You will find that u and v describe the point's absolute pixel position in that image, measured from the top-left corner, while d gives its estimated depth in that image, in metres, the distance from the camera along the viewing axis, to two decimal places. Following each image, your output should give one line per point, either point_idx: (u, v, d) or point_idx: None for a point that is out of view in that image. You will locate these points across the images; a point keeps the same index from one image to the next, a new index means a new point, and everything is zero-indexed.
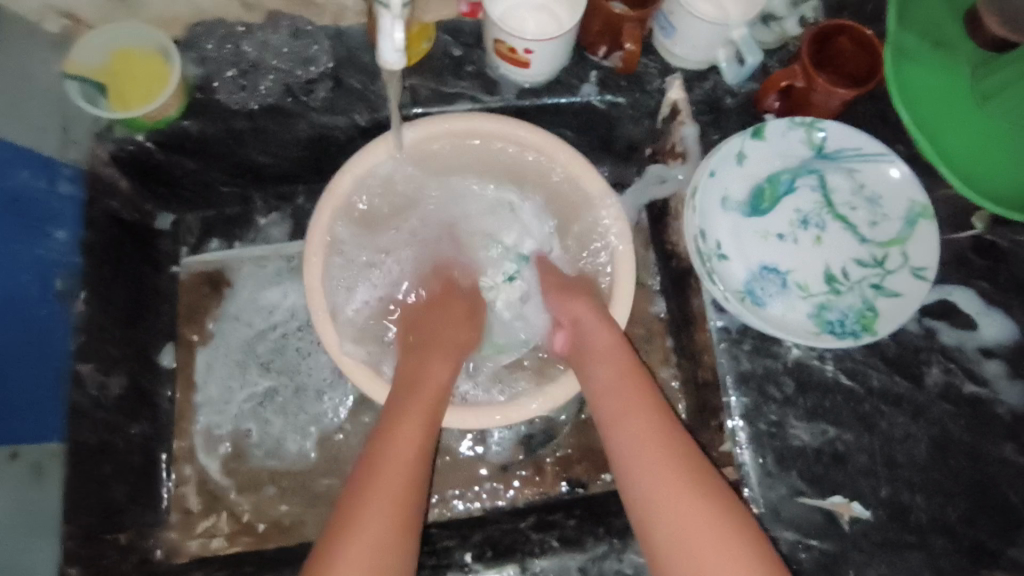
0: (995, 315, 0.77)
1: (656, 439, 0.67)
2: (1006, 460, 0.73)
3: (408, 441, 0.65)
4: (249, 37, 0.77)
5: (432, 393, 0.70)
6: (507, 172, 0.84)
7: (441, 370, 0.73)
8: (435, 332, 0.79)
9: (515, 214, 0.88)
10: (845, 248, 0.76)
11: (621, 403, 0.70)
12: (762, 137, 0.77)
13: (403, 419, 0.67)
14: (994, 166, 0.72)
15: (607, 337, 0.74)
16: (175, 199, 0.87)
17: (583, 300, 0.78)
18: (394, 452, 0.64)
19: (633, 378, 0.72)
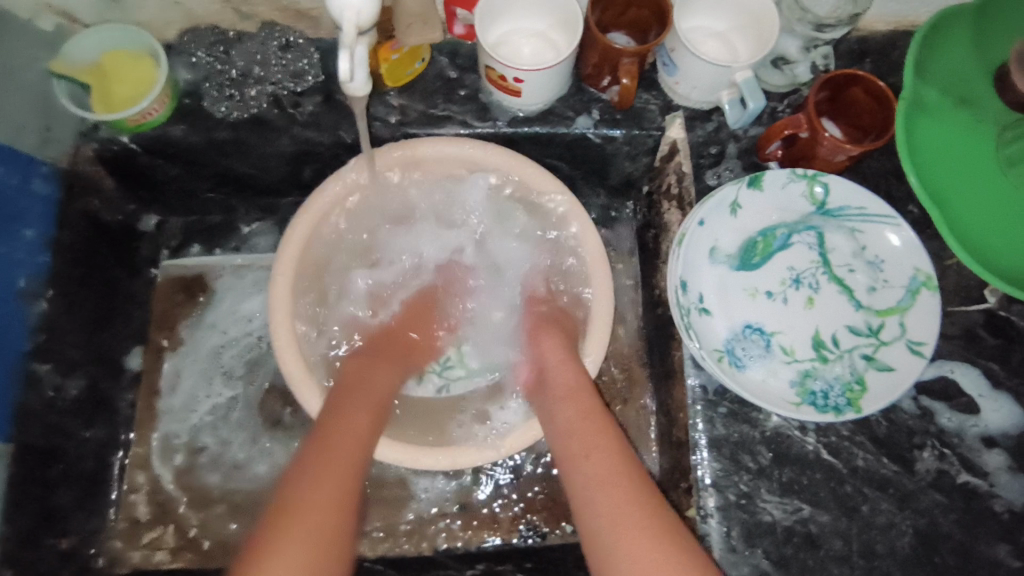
0: (1001, 400, 0.71)
1: (618, 479, 0.61)
2: (1000, 562, 0.67)
3: (353, 438, 0.59)
4: (239, 45, 0.76)
5: (376, 389, 0.67)
6: (491, 200, 0.81)
7: (385, 375, 0.70)
8: (378, 346, 0.75)
9: (500, 243, 0.85)
10: (837, 314, 0.71)
11: (581, 440, 0.64)
12: (759, 188, 0.72)
13: (343, 416, 0.61)
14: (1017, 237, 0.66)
15: (575, 377, 0.70)
16: (159, 202, 0.87)
17: (550, 340, 0.75)
18: (339, 446, 0.58)
19: (597, 416, 0.67)
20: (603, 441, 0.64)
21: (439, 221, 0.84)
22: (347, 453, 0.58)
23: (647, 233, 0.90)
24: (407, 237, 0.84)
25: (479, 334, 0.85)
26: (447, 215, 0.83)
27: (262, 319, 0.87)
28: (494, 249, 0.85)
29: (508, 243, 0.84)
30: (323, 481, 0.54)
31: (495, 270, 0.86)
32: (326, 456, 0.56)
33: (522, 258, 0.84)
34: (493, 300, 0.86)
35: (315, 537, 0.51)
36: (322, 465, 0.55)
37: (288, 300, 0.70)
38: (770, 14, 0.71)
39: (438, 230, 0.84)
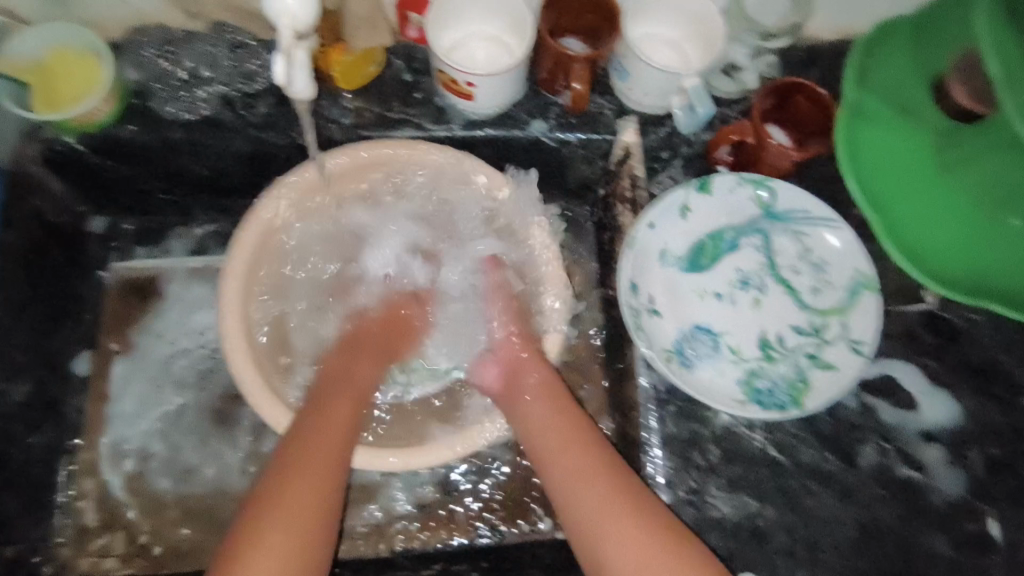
0: (939, 396, 0.74)
1: (602, 472, 0.63)
2: (936, 553, 0.69)
3: (338, 422, 0.66)
4: (187, 48, 0.76)
5: (360, 380, 0.72)
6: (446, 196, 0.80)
7: (370, 368, 0.74)
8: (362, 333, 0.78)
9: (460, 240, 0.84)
10: (782, 314, 0.73)
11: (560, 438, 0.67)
12: (708, 192, 0.74)
13: (330, 402, 0.67)
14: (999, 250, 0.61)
15: (546, 376, 0.72)
16: (109, 201, 0.85)
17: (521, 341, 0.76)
18: (321, 432, 0.64)
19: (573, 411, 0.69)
20: (578, 439, 0.66)
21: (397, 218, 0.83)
22: (329, 433, 0.64)
23: (604, 235, 0.91)
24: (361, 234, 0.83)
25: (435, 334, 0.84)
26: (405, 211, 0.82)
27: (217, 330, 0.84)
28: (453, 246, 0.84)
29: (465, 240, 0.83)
30: (307, 458, 0.61)
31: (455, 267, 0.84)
32: (313, 437, 0.63)
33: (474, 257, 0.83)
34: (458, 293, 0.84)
35: (298, 519, 0.57)
36: (295, 462, 0.61)
37: (239, 302, 0.70)
38: (716, 20, 0.73)
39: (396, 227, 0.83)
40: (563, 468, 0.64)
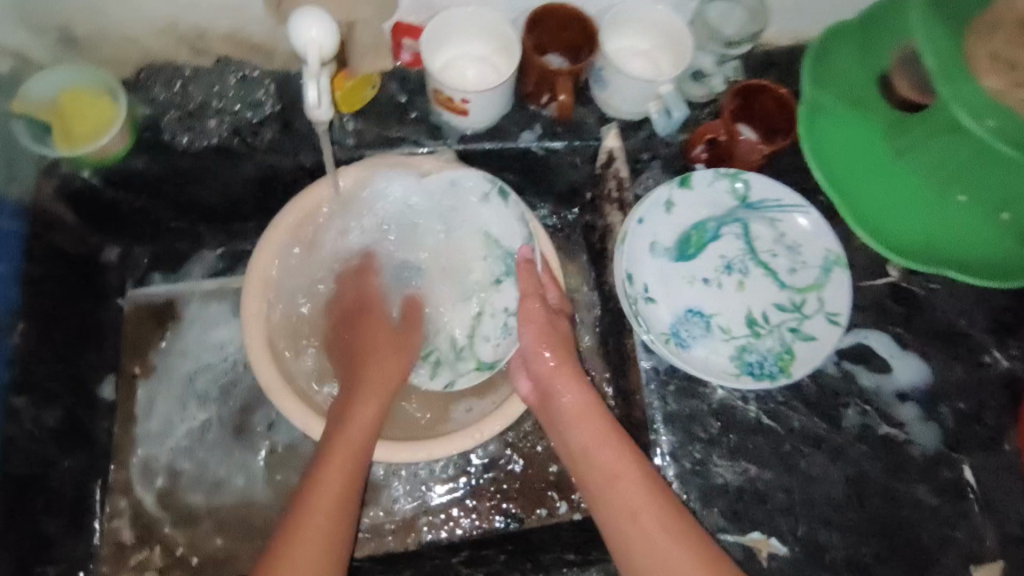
0: (909, 359, 0.81)
1: (650, 513, 0.65)
2: (919, 501, 0.76)
3: (333, 486, 0.66)
4: (196, 80, 0.81)
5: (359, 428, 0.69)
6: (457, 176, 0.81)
7: (367, 408, 0.71)
8: (362, 361, 0.75)
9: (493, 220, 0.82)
10: (765, 294, 0.80)
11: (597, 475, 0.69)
12: (689, 187, 0.81)
13: (321, 467, 0.66)
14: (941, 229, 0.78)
15: (586, 402, 0.75)
16: (123, 232, 0.89)
17: (551, 354, 0.76)
18: (315, 504, 0.64)
19: (613, 438, 0.71)
20: (625, 472, 0.68)
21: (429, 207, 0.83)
22: (325, 505, 0.64)
23: (594, 234, 0.98)
24: (410, 222, 0.83)
25: (485, 317, 0.83)
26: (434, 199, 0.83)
27: (234, 344, 0.89)
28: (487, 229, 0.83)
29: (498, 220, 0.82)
30: (307, 534, 0.63)
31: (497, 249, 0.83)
32: (310, 509, 0.64)
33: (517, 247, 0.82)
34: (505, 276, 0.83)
35: None
36: (294, 540, 0.62)
37: (261, 316, 0.74)
38: (686, 36, 0.81)
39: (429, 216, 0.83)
40: (610, 499, 0.68)
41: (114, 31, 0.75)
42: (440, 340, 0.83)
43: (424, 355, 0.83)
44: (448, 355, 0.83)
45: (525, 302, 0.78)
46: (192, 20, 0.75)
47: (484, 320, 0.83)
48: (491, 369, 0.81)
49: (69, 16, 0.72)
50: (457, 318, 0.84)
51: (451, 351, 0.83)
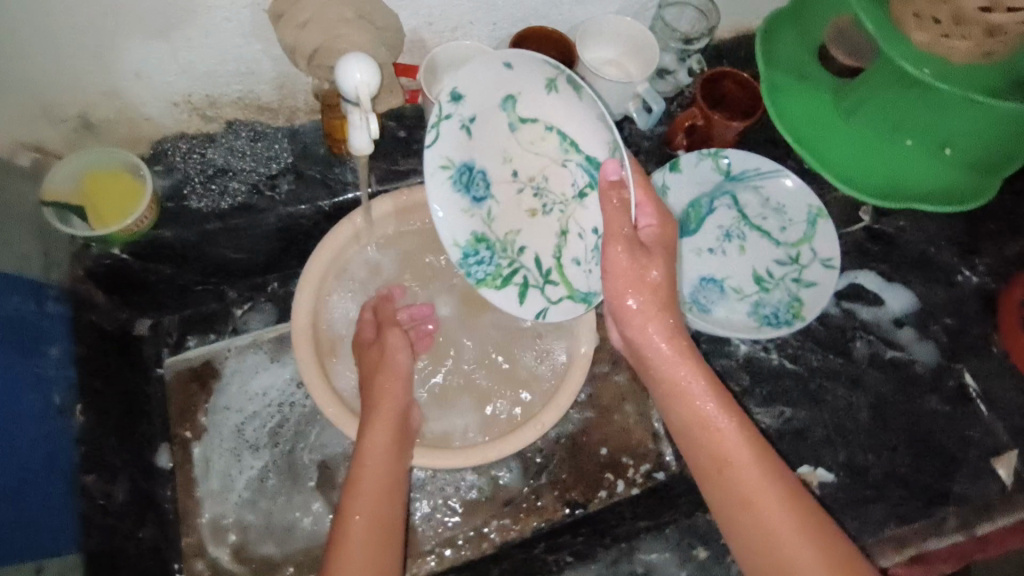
0: (896, 289, 0.91)
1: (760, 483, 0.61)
2: (934, 410, 0.85)
3: (368, 520, 0.66)
4: (215, 145, 0.84)
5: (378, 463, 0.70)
6: (521, 60, 0.68)
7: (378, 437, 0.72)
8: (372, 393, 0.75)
9: (565, 110, 0.71)
10: (764, 253, 0.88)
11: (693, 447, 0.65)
12: (679, 170, 0.89)
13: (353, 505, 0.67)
14: (904, 169, 0.89)
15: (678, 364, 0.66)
16: (152, 303, 0.91)
17: (639, 304, 0.66)
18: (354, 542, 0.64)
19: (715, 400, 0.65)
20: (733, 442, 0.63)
21: (485, 99, 0.70)
22: (368, 541, 0.65)
23: None
24: (469, 113, 0.70)
25: (572, 236, 0.77)
26: (487, 90, 0.69)
27: (277, 388, 0.91)
28: (556, 128, 0.73)
29: (569, 116, 0.72)
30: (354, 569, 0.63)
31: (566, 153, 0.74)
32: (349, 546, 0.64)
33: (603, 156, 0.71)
34: (583, 183, 0.75)
35: None
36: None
37: (313, 354, 0.78)
38: (650, 41, 0.90)
39: (488, 113, 0.71)
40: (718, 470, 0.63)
41: (130, 114, 0.79)
42: (526, 259, 0.76)
43: (510, 279, 0.75)
44: (537, 277, 0.77)
45: (608, 245, 0.65)
46: (204, 91, 0.79)
47: (571, 240, 0.77)
48: (590, 303, 0.76)
49: (87, 104, 0.76)
50: (541, 238, 0.77)
51: (539, 272, 0.77)
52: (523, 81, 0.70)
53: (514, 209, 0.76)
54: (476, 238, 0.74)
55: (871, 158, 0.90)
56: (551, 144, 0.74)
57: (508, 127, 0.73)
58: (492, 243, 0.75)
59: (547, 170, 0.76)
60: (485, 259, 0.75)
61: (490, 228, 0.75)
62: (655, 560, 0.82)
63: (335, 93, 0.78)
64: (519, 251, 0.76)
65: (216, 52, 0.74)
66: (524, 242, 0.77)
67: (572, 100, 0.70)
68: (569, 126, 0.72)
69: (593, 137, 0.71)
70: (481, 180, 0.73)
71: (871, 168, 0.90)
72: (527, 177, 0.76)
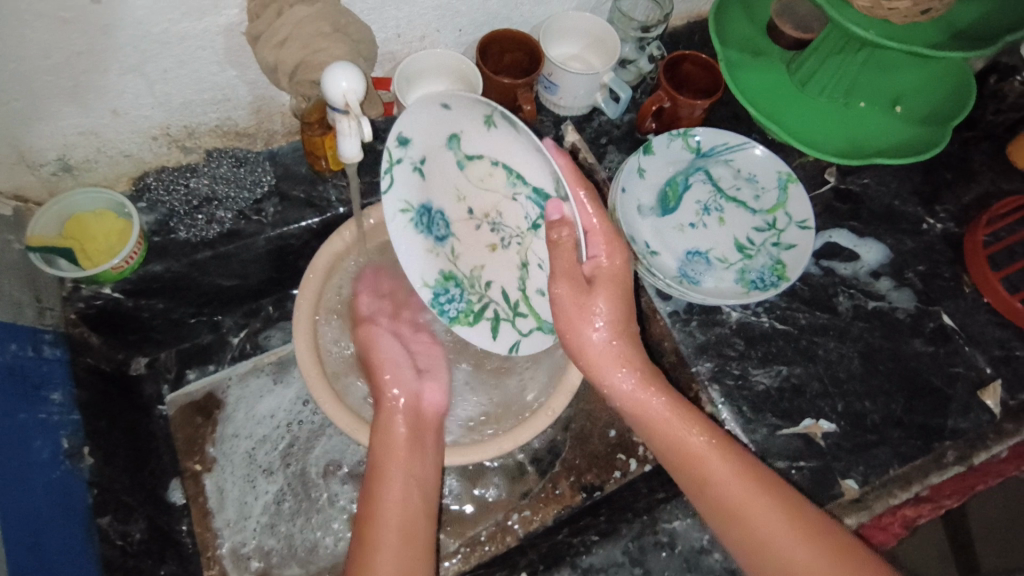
0: (869, 244, 0.95)
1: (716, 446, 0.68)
2: (919, 351, 0.89)
3: (392, 493, 0.71)
4: (197, 174, 0.85)
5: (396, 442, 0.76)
6: (459, 100, 0.69)
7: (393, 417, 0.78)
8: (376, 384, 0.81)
9: (507, 145, 0.73)
10: (743, 222, 0.92)
11: (666, 438, 0.70)
12: (653, 152, 0.93)
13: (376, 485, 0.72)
14: (857, 129, 0.95)
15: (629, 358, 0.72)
16: (148, 341, 0.90)
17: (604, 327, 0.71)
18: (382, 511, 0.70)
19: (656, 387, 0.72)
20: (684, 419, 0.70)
21: (431, 141, 0.72)
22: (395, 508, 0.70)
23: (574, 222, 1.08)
24: (418, 156, 0.71)
25: (532, 267, 0.80)
26: (433, 131, 0.71)
27: (284, 408, 0.92)
28: (504, 162, 0.75)
29: (512, 150, 0.74)
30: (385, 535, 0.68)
31: (516, 186, 0.77)
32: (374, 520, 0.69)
33: (549, 189, 0.73)
34: (535, 216, 0.77)
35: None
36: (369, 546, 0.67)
37: (317, 368, 0.77)
38: (611, 34, 0.94)
39: (436, 156, 0.73)
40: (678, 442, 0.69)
41: (109, 152, 0.79)
42: (494, 293, 0.80)
43: (480, 314, 0.79)
44: (506, 309, 0.80)
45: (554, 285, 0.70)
46: (181, 121, 0.80)
47: (533, 272, 0.80)
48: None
49: (66, 146, 0.76)
50: (504, 270, 0.80)
51: (507, 305, 0.80)
52: (462, 122, 0.72)
53: (476, 245, 0.80)
54: (444, 275, 0.77)
55: (828, 122, 0.95)
56: (501, 179, 0.77)
57: (457, 166, 0.75)
58: (460, 279, 0.78)
59: (501, 206, 0.79)
60: (455, 294, 0.77)
61: (456, 265, 0.78)
62: (678, 527, 0.78)
63: (315, 109, 0.80)
64: (486, 286, 0.80)
65: (193, 80, 0.75)
66: (489, 276, 0.80)
67: (508, 135, 0.72)
68: (515, 158, 0.74)
69: (536, 170, 0.73)
70: (440, 220, 0.76)
71: (829, 131, 0.94)
72: (484, 214, 0.79)
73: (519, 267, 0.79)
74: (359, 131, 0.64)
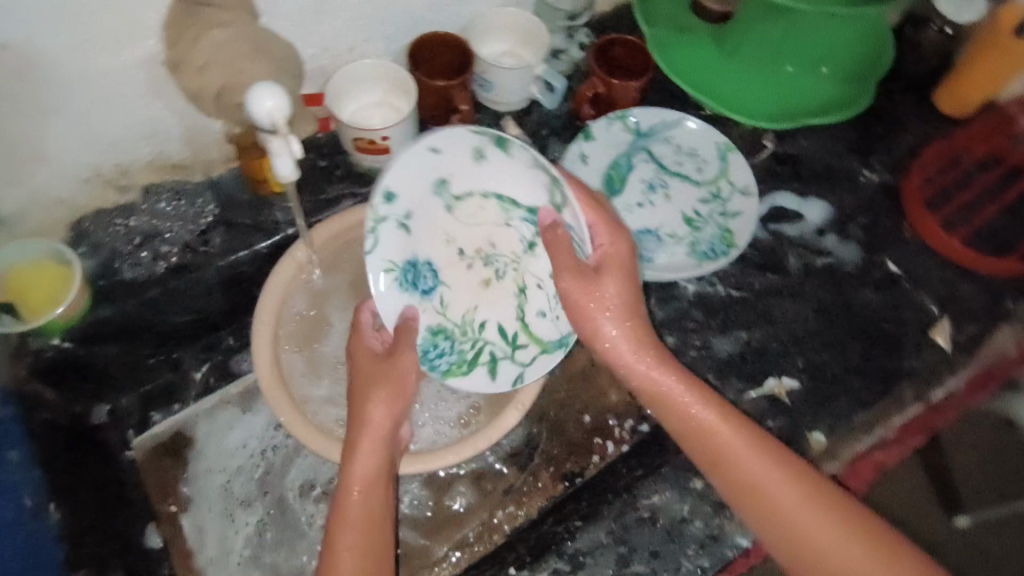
0: (811, 203, 0.98)
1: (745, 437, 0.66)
2: (870, 300, 0.92)
3: (363, 501, 0.67)
4: (137, 212, 0.83)
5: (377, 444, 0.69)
6: (445, 138, 0.70)
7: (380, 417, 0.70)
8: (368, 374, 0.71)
9: (499, 171, 0.74)
10: (688, 195, 0.94)
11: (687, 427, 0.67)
12: (592, 138, 0.94)
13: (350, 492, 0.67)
14: (789, 92, 0.98)
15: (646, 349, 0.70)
16: (105, 387, 0.87)
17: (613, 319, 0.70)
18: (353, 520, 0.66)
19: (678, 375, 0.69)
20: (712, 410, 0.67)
21: (416, 189, 0.73)
22: (367, 515, 0.66)
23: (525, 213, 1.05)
24: (403, 211, 0.73)
25: (531, 291, 0.79)
26: (417, 180, 0.72)
27: (257, 435, 0.88)
28: (496, 189, 0.75)
29: (503, 173, 0.74)
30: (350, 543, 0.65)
31: (511, 211, 0.76)
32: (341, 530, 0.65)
33: (547, 202, 0.73)
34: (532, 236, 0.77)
35: None
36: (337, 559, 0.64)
37: (283, 392, 0.78)
38: (539, 27, 0.94)
39: (422, 203, 0.74)
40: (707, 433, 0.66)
41: (40, 200, 0.77)
42: (488, 334, 0.79)
43: (478, 357, 0.79)
44: (504, 348, 0.79)
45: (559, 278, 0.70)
46: (112, 160, 0.78)
47: (532, 293, 0.79)
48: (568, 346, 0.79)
49: None
50: (500, 304, 0.79)
51: (505, 342, 0.79)
52: (448, 162, 0.72)
53: (468, 286, 0.79)
54: (433, 330, 0.77)
55: (761, 88, 0.98)
56: (492, 210, 0.77)
57: (445, 209, 0.75)
58: (451, 331, 0.78)
59: (493, 237, 0.78)
60: (449, 347, 0.78)
61: (447, 317, 0.78)
62: (658, 501, 0.83)
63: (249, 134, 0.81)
64: (480, 328, 0.79)
65: (119, 117, 0.74)
66: (484, 317, 0.79)
67: (500, 160, 0.73)
68: (506, 184, 0.75)
69: (534, 186, 0.74)
70: (427, 273, 0.76)
71: (762, 97, 0.98)
72: (475, 250, 0.78)
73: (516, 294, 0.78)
74: (291, 147, 0.63)
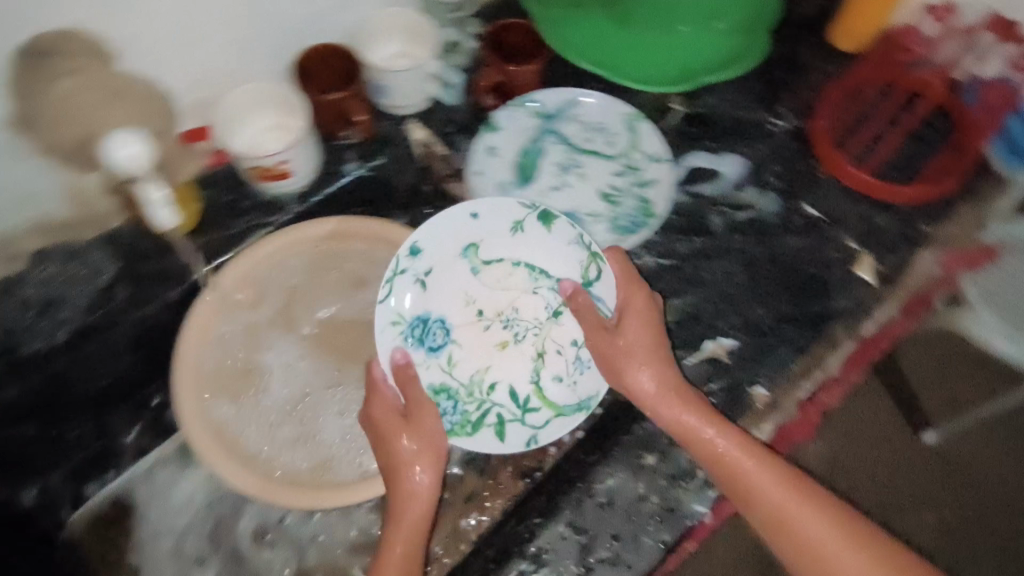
0: (727, 158, 0.97)
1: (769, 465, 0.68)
2: (794, 247, 0.93)
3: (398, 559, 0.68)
4: (28, 280, 0.77)
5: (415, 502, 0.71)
6: (486, 208, 0.81)
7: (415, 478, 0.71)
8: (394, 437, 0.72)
9: (536, 243, 0.82)
10: (602, 170, 0.92)
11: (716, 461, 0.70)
12: (497, 128, 0.92)
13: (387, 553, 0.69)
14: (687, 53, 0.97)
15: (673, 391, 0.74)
16: (27, 468, 0.80)
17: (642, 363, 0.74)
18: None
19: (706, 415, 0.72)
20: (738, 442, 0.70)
21: (448, 249, 0.81)
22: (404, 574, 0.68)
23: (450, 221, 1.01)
24: (426, 266, 0.80)
25: (550, 357, 0.81)
26: (452, 237, 0.81)
27: (200, 492, 0.86)
28: (528, 257, 0.82)
29: (541, 245, 0.82)
30: None
31: (541, 278, 0.82)
32: None
33: (578, 275, 0.80)
34: (557, 304, 0.82)
35: None
36: None
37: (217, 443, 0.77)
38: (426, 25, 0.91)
39: (451, 258, 0.81)
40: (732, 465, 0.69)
41: None
42: (497, 396, 0.80)
43: (483, 419, 0.79)
44: (513, 410, 0.80)
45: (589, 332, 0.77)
46: None
47: (551, 359, 0.81)
48: (587, 409, 0.79)
49: None
50: (513, 368, 0.81)
51: (515, 406, 0.80)
52: (485, 227, 0.82)
53: (481, 348, 0.82)
54: (436, 388, 0.79)
55: (659, 52, 0.97)
56: (520, 277, 0.82)
57: (472, 270, 0.82)
58: (454, 391, 0.80)
59: (517, 303, 0.82)
60: (455, 405, 0.79)
61: (452, 374, 0.80)
62: (614, 485, 0.82)
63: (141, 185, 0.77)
64: (488, 390, 0.80)
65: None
66: (494, 378, 0.81)
67: (537, 233, 0.82)
68: (540, 254, 0.82)
69: (568, 255, 0.81)
70: (437, 329, 0.81)
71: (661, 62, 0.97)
72: (495, 313, 0.82)
73: (534, 357, 0.81)
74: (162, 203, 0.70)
